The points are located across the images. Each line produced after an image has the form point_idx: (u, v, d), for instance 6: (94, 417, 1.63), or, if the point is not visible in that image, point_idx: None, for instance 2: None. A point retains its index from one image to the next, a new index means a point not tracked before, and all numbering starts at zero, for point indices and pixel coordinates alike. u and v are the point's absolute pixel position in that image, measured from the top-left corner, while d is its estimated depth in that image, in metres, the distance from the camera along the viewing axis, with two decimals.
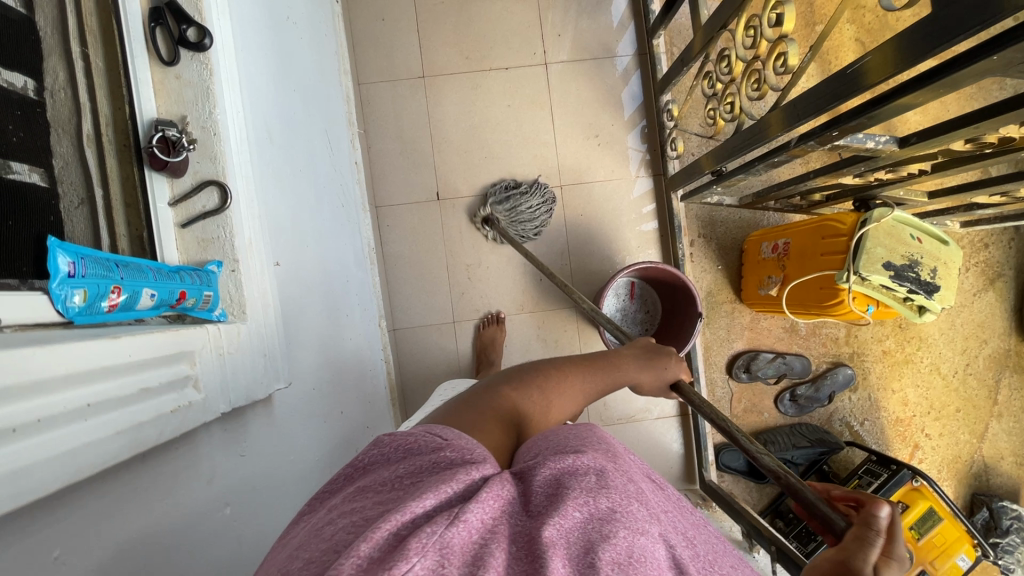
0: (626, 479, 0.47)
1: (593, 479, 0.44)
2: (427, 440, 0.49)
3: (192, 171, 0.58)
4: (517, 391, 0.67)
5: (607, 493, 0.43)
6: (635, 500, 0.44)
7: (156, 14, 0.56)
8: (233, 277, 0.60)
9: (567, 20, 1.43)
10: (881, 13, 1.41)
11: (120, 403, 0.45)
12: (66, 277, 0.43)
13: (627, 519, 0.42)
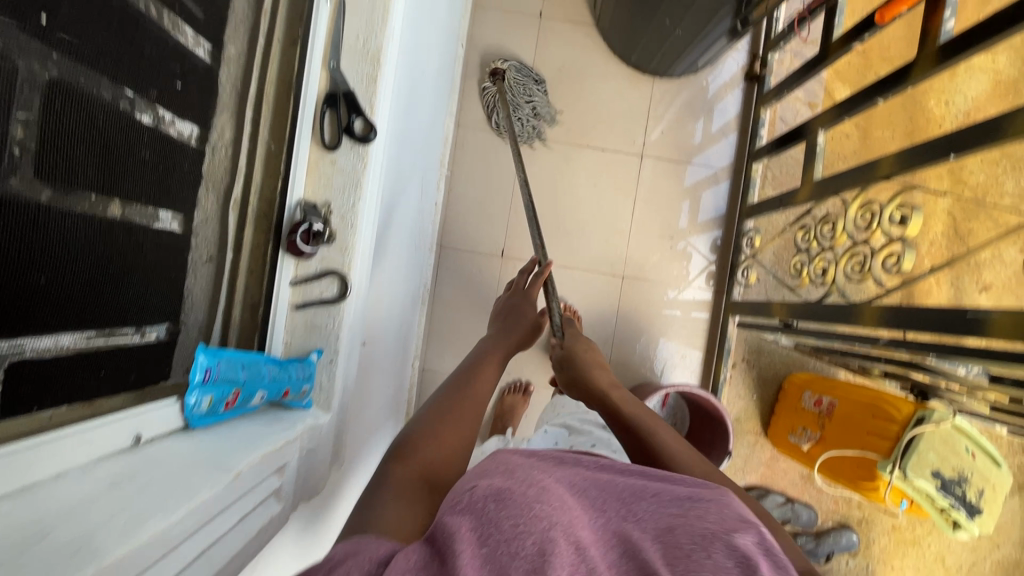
0: (530, 479, 0.39)
1: (488, 498, 0.36)
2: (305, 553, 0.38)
3: (321, 259, 0.61)
4: (436, 424, 0.60)
5: (503, 492, 0.36)
6: (542, 492, 0.37)
7: (331, 99, 0.56)
8: (329, 368, 0.64)
9: (674, 117, 1.44)
10: (981, 198, 1.40)
11: (225, 541, 0.47)
12: (203, 382, 0.49)
13: (530, 510, 0.35)
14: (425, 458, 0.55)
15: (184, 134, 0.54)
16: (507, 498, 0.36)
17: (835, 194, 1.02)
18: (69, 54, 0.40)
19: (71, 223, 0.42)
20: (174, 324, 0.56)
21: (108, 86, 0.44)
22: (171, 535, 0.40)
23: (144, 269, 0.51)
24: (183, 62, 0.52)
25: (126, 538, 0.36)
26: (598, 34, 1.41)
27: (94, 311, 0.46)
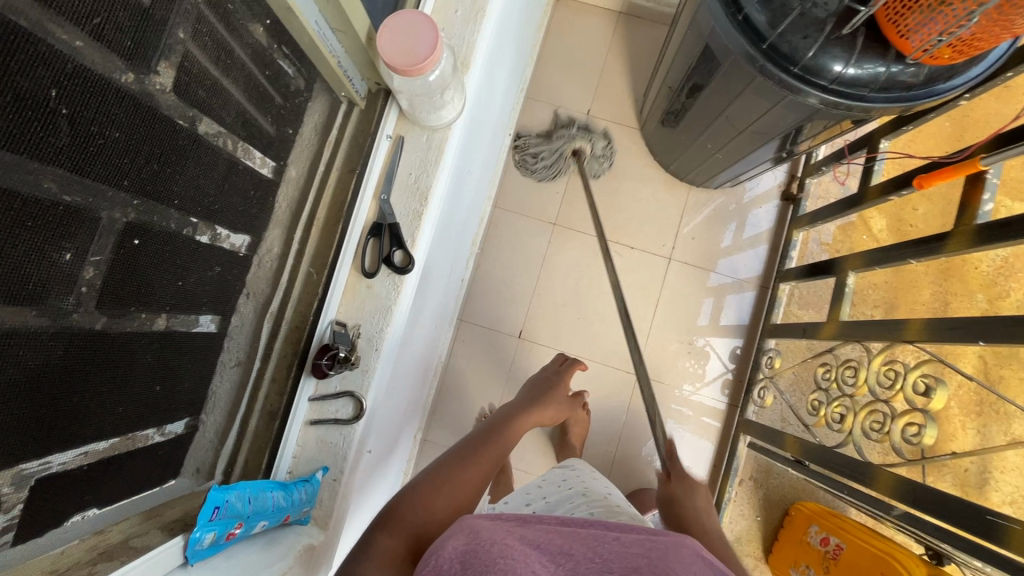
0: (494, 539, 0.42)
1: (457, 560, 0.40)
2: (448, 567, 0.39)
3: (342, 378, 0.58)
4: (437, 483, 0.60)
5: (468, 552, 0.40)
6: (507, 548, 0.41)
7: (376, 230, 0.60)
8: (332, 485, 0.58)
9: (706, 224, 1.46)
10: None
11: None
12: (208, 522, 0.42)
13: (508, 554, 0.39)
14: (411, 522, 0.55)
15: (236, 245, 0.55)
16: (473, 557, 0.39)
17: (858, 341, 1.01)
18: (145, 197, 0.43)
19: (124, 344, 0.44)
20: (193, 419, 0.54)
21: (176, 216, 0.47)
22: None
23: (180, 374, 0.51)
24: (246, 182, 0.54)
25: None
26: (640, 137, 1.47)
27: (129, 417, 0.46)
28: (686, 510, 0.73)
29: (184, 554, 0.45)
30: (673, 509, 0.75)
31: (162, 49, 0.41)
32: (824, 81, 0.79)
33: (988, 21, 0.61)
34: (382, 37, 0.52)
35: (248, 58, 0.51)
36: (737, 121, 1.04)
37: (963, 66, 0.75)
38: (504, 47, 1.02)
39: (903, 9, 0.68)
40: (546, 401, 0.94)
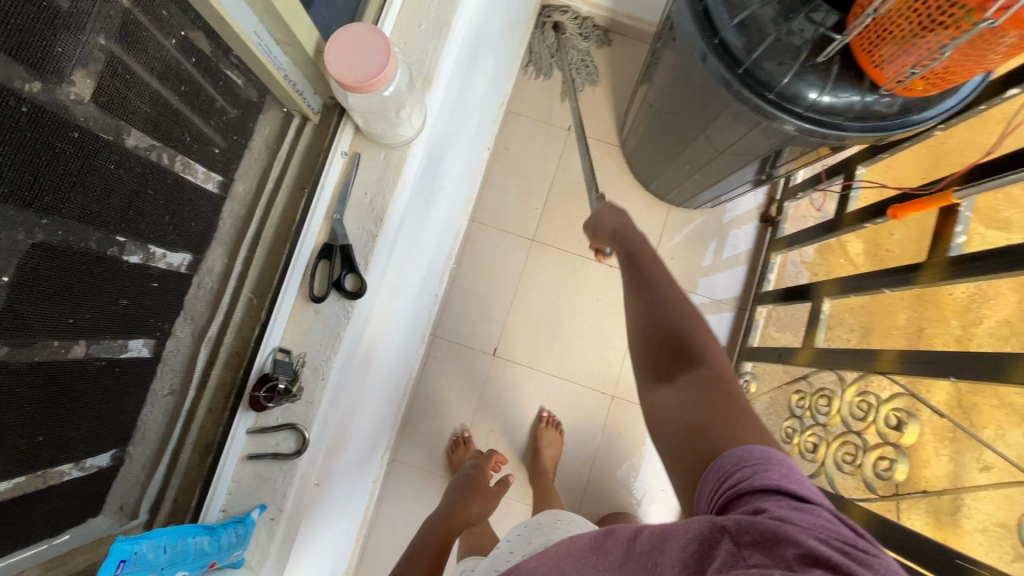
0: None
1: None
2: None
3: (284, 410, 0.55)
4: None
5: None
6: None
7: (327, 252, 0.56)
8: (269, 525, 0.54)
9: (684, 243, 1.45)
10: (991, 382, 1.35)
11: None
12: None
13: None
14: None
15: (174, 264, 0.52)
16: None
17: (832, 368, 0.99)
18: (56, 217, 0.39)
19: (25, 376, 0.40)
20: (119, 452, 0.50)
21: (97, 235, 0.43)
22: None
23: (100, 404, 0.47)
24: (182, 201, 0.51)
25: None
26: (620, 154, 1.45)
27: (36, 454, 0.42)
28: (679, 339, 0.54)
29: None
30: (659, 335, 0.55)
31: (78, 57, 0.38)
32: (799, 109, 0.78)
33: (960, 55, 0.60)
34: (331, 52, 0.49)
35: (181, 64, 0.47)
36: (714, 144, 1.03)
37: (937, 98, 0.75)
38: (479, 63, 1.00)
39: (877, 39, 0.67)
40: (475, 496, 0.99)
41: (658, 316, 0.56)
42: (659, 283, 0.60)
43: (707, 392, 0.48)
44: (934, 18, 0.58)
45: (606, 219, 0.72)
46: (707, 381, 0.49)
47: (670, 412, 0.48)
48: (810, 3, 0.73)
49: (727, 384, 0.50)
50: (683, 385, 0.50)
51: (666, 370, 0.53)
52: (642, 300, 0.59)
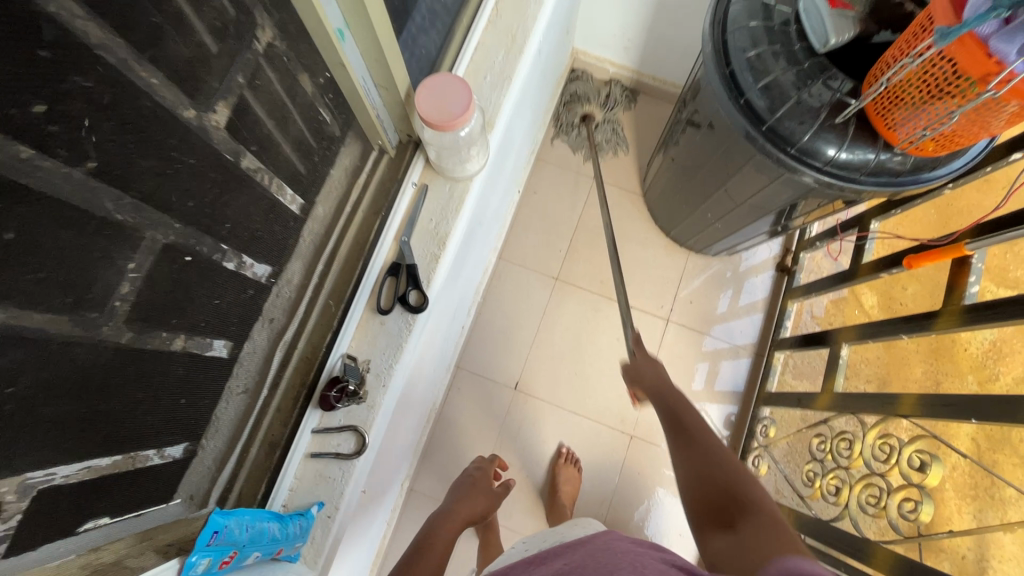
0: None
1: None
2: None
3: (346, 413, 0.58)
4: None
5: None
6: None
7: (394, 270, 0.62)
8: (326, 522, 0.57)
9: (702, 289, 1.50)
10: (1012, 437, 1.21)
11: None
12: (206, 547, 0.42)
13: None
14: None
15: (258, 274, 0.58)
16: None
17: (853, 413, 1.02)
18: (185, 223, 0.46)
19: (136, 359, 0.46)
20: (191, 445, 0.55)
21: (208, 243, 0.50)
22: None
23: (186, 393, 0.53)
24: (273, 218, 0.58)
25: None
26: (642, 202, 1.54)
27: (130, 430, 0.47)
28: (727, 495, 0.60)
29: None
30: (710, 493, 0.62)
31: (220, 91, 0.46)
32: (818, 163, 0.85)
33: (968, 120, 0.67)
34: (420, 95, 0.57)
35: (286, 101, 0.55)
36: (735, 195, 1.10)
37: (947, 159, 0.82)
38: (521, 113, 1.09)
39: (890, 104, 0.75)
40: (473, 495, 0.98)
41: (706, 480, 0.63)
42: (709, 444, 0.67)
43: (761, 531, 0.53)
44: (943, 88, 0.66)
45: (647, 376, 0.81)
46: (762, 526, 0.54)
47: (727, 565, 0.52)
48: (827, 72, 0.82)
49: (781, 527, 0.54)
50: (746, 530, 0.54)
51: (722, 519, 0.58)
52: (692, 454, 0.67)
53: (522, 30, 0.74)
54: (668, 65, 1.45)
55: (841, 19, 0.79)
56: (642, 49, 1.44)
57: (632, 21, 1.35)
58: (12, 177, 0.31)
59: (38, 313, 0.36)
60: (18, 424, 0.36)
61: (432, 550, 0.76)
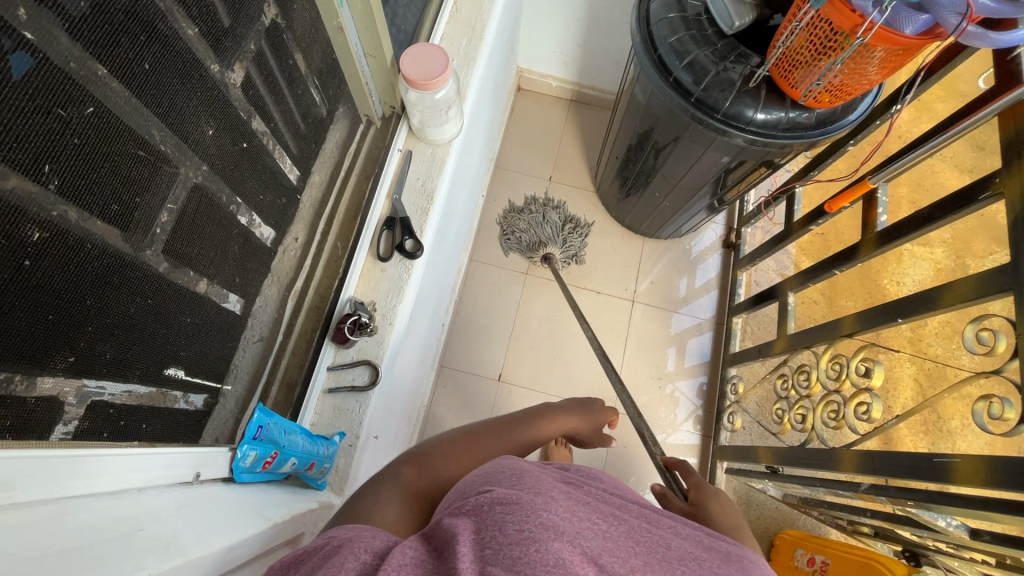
0: (538, 489, 0.37)
1: (505, 502, 0.35)
2: (482, 502, 0.36)
3: (358, 348, 0.66)
4: (468, 447, 0.60)
5: (498, 502, 0.35)
6: (550, 503, 0.35)
7: (389, 223, 0.72)
8: (348, 450, 0.62)
9: (661, 271, 1.63)
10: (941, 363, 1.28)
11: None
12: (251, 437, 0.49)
13: (535, 519, 0.33)
14: (439, 471, 0.55)
15: (263, 236, 0.61)
16: (507, 508, 0.34)
17: (806, 347, 1.13)
18: (210, 168, 0.50)
19: (171, 295, 0.48)
20: (211, 397, 0.56)
21: (227, 194, 0.54)
22: (216, 564, 0.36)
23: (209, 340, 0.54)
24: (281, 182, 0.63)
25: (168, 554, 0.33)
26: (596, 198, 1.67)
27: (165, 368, 0.49)
28: None
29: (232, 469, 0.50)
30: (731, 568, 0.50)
31: (238, 54, 0.52)
32: (742, 124, 0.99)
33: (860, 66, 0.82)
34: (404, 62, 0.69)
35: (287, 74, 0.61)
36: (676, 173, 1.25)
37: (843, 112, 0.98)
38: (482, 113, 1.20)
39: (799, 65, 0.89)
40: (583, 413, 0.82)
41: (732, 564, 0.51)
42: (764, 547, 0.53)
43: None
44: (829, 41, 0.81)
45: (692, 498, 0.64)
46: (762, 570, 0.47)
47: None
48: (738, 49, 0.97)
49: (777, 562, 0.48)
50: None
51: None
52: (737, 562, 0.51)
53: (480, 23, 0.87)
54: (604, 75, 1.62)
55: (741, 5, 0.94)
56: (580, 62, 1.61)
57: (569, 37, 1.52)
58: (89, 91, 0.36)
59: (100, 223, 0.39)
60: (84, 331, 0.39)
61: (523, 430, 0.68)
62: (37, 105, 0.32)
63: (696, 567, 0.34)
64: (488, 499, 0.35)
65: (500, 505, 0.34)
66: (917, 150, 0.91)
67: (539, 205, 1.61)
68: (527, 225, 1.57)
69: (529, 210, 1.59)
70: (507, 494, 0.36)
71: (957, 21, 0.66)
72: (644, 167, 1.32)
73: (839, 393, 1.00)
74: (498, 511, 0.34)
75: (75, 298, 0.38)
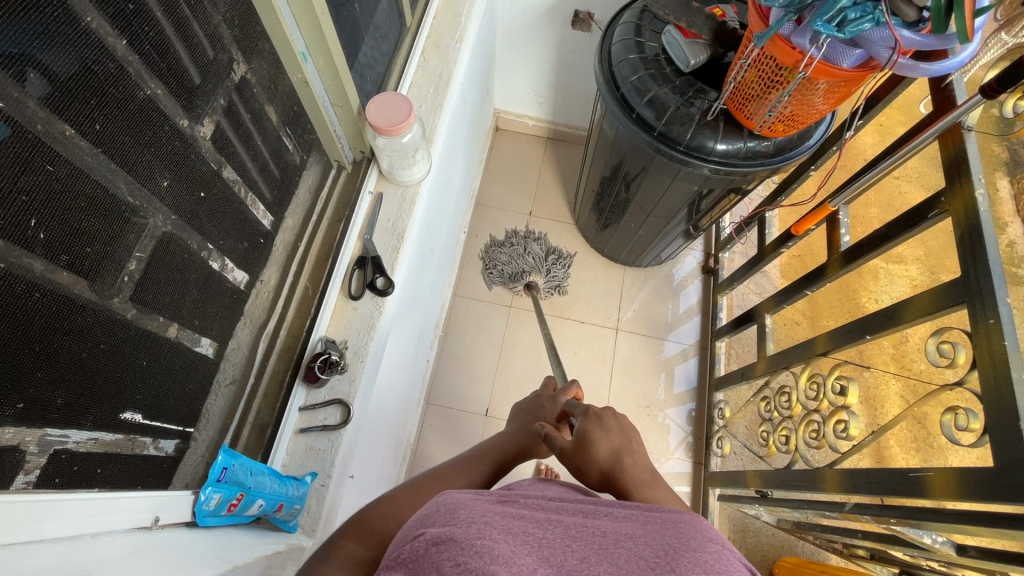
0: (472, 518, 0.35)
1: (440, 538, 0.33)
2: (416, 545, 0.33)
3: (330, 387, 0.67)
4: (411, 497, 0.54)
5: (433, 540, 0.33)
6: (485, 528, 0.34)
7: (361, 262, 0.75)
8: (320, 490, 0.63)
9: (644, 298, 1.65)
10: (927, 378, 1.28)
11: None
12: (215, 480, 0.49)
13: (470, 549, 0.31)
14: (383, 531, 0.50)
15: (236, 279, 0.63)
16: (445, 544, 0.32)
17: (785, 368, 1.14)
18: (179, 216, 0.52)
19: (137, 340, 0.49)
20: (182, 442, 0.57)
21: (197, 242, 0.56)
22: None
23: (169, 384, 0.54)
24: (251, 226, 0.65)
25: None
26: (576, 230, 1.71)
27: (126, 416, 0.49)
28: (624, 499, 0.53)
29: (193, 512, 0.51)
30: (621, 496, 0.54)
31: (208, 109, 0.54)
32: (704, 155, 1.04)
33: (805, 97, 0.86)
34: (370, 109, 0.74)
35: (256, 123, 0.63)
36: (646, 204, 1.30)
37: (800, 140, 1.03)
38: (456, 154, 1.24)
39: (749, 97, 0.94)
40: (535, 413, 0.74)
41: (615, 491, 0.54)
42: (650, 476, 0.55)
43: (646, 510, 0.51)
44: (776, 74, 0.86)
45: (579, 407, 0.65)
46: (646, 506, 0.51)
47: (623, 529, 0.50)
48: (696, 86, 1.03)
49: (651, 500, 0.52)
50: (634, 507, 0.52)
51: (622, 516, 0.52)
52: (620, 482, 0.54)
53: (447, 71, 0.92)
54: (577, 113, 1.69)
55: (695, 45, 1.00)
56: (553, 102, 1.68)
57: (541, 79, 1.60)
58: (57, 150, 0.37)
59: (63, 273, 0.40)
60: (44, 379, 0.40)
61: (479, 463, 0.63)
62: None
63: (631, 542, 0.35)
64: (425, 537, 0.34)
65: (438, 543, 0.32)
66: (871, 172, 0.95)
67: (520, 237, 1.62)
68: (508, 258, 1.58)
69: (507, 244, 1.61)
70: (445, 529, 0.34)
71: (888, 54, 0.70)
72: (617, 199, 1.37)
73: (819, 412, 1.01)
74: (434, 552, 0.32)
75: (35, 340, 0.38)
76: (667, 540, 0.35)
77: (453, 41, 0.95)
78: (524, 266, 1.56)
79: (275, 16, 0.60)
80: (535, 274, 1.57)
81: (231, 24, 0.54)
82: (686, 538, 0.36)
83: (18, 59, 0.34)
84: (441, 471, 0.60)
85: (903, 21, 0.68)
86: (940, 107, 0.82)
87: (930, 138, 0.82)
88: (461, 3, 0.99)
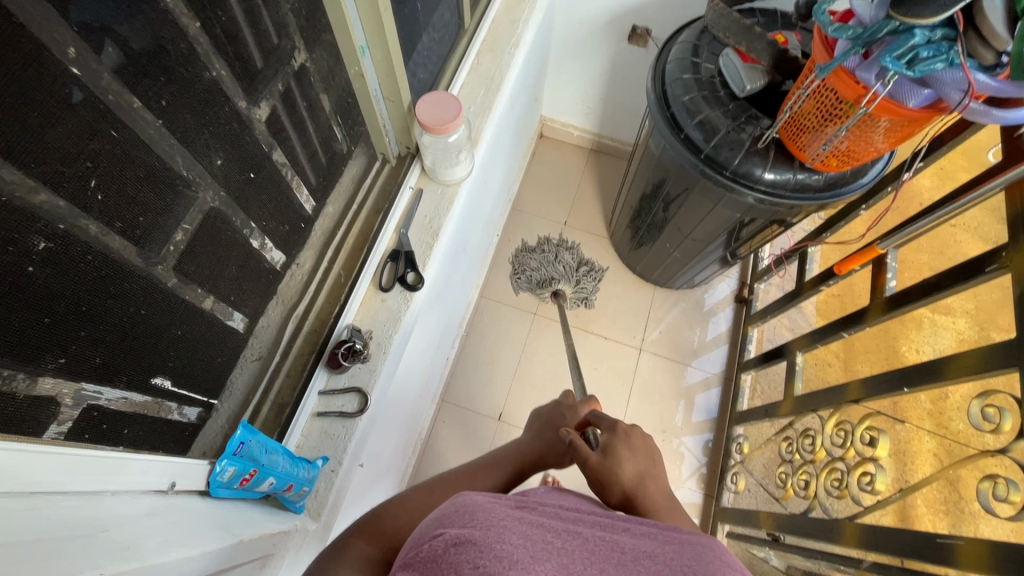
0: (489, 521, 0.35)
1: (457, 540, 0.32)
2: (433, 546, 0.33)
3: (351, 375, 0.68)
4: (419, 499, 0.55)
5: (449, 543, 0.32)
6: (503, 532, 0.33)
7: (394, 255, 0.76)
8: (329, 476, 0.64)
9: (672, 320, 1.62)
10: (963, 439, 1.21)
11: None
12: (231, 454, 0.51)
13: (489, 553, 0.31)
14: (391, 535, 0.51)
15: (274, 259, 0.65)
16: (463, 547, 0.31)
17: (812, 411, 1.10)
18: (228, 193, 0.54)
19: (176, 308, 0.50)
20: (204, 411, 0.59)
21: (242, 220, 0.57)
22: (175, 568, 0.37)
23: (202, 353, 0.56)
24: (294, 208, 0.67)
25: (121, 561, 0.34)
26: (609, 244, 1.69)
27: (158, 377, 0.51)
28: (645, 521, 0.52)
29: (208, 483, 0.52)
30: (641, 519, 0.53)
31: (266, 92, 0.56)
32: (751, 183, 1.01)
33: (863, 134, 0.83)
34: (420, 106, 0.74)
35: (310, 109, 0.65)
36: (685, 227, 1.28)
37: (853, 177, 0.99)
38: (499, 158, 1.25)
39: (804, 128, 0.91)
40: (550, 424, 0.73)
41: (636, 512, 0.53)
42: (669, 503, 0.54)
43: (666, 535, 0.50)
44: (835, 108, 0.83)
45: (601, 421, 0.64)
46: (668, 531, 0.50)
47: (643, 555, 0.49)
48: (750, 111, 1.00)
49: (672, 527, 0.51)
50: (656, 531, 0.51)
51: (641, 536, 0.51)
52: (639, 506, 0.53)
53: (500, 75, 0.93)
54: (624, 127, 1.68)
55: (752, 69, 0.97)
56: (600, 114, 1.67)
57: (591, 90, 1.59)
58: (122, 120, 0.39)
59: (115, 237, 0.42)
60: (86, 338, 0.41)
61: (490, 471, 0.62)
62: (63, 130, 0.35)
63: (651, 562, 0.34)
64: (445, 536, 0.33)
65: (457, 544, 0.32)
66: (928, 218, 0.90)
67: (555, 245, 1.64)
68: (540, 263, 1.59)
69: (543, 248, 1.62)
70: (463, 530, 0.33)
71: (960, 98, 0.66)
72: (655, 217, 1.35)
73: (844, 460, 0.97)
74: (452, 553, 0.31)
75: (80, 300, 0.40)
76: (686, 561, 0.34)
77: (508, 45, 0.96)
78: (556, 273, 1.58)
79: (339, 8, 0.62)
80: (564, 284, 1.58)
81: (297, 14, 0.57)
82: (705, 561, 0.35)
83: (98, 31, 0.35)
84: (453, 476, 0.60)
85: (978, 64, 0.65)
86: (1010, 158, 0.78)
87: (997, 187, 0.78)
88: (521, 8, 1.00)
